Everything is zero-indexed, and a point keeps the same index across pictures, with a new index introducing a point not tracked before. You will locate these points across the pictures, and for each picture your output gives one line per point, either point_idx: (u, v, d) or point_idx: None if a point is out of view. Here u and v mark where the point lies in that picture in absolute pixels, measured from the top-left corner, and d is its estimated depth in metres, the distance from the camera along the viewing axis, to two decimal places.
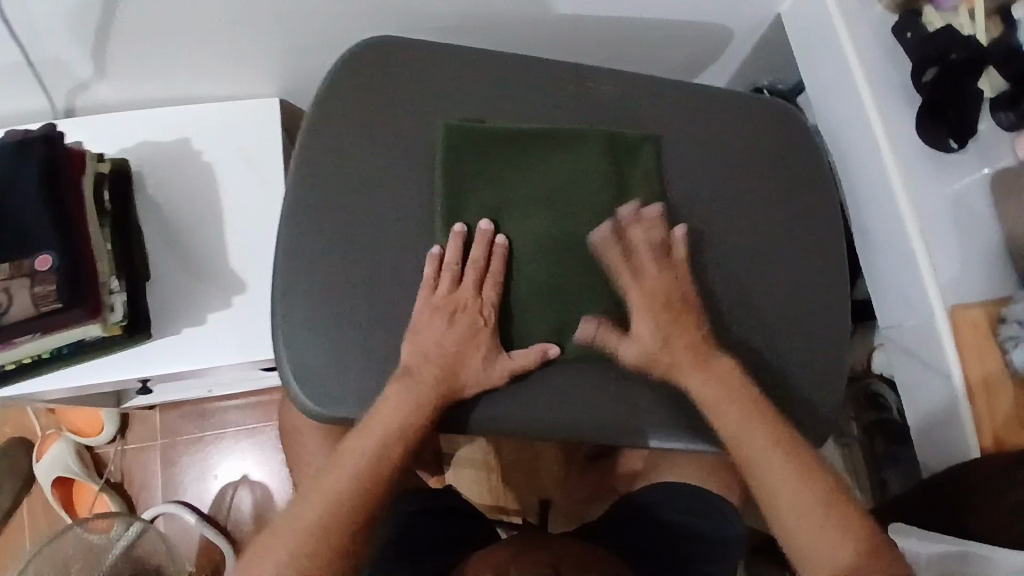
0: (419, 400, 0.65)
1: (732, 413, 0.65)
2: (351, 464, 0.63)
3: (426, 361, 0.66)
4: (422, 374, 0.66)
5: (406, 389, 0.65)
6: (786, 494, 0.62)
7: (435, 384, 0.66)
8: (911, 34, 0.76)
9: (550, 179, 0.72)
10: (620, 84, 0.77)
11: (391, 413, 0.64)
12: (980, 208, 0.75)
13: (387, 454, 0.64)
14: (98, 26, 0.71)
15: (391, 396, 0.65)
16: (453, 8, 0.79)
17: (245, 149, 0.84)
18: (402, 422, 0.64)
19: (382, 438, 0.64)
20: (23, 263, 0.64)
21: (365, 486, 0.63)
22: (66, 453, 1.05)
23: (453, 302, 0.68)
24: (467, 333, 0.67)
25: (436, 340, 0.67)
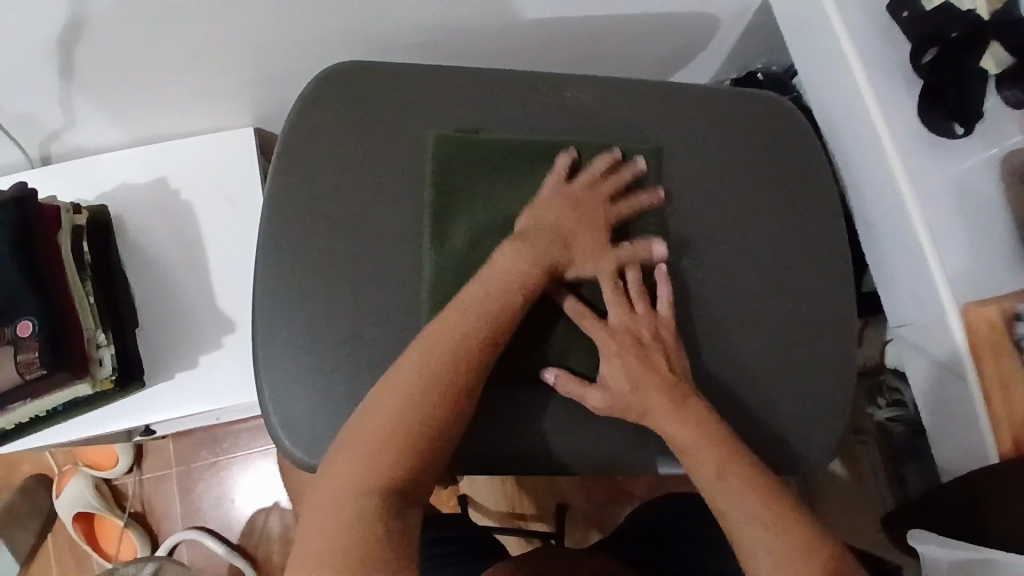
0: (536, 259, 0.63)
1: (707, 450, 0.62)
2: (471, 310, 0.60)
3: (541, 231, 0.64)
4: (533, 240, 0.64)
5: (525, 252, 0.63)
6: (757, 532, 0.59)
7: (547, 249, 0.63)
8: (908, 12, 0.71)
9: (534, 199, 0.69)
10: (600, 92, 0.73)
11: (495, 282, 0.61)
12: (987, 191, 0.71)
13: (490, 325, 0.60)
14: (57, 78, 0.69)
15: (500, 264, 0.62)
16: (419, 25, 0.76)
17: (223, 184, 0.82)
18: (521, 274, 0.62)
19: (483, 309, 0.60)
20: (5, 330, 0.64)
21: (469, 347, 0.58)
22: (84, 489, 1.07)
23: (579, 192, 0.66)
24: (595, 213, 0.66)
25: (556, 217, 0.65)
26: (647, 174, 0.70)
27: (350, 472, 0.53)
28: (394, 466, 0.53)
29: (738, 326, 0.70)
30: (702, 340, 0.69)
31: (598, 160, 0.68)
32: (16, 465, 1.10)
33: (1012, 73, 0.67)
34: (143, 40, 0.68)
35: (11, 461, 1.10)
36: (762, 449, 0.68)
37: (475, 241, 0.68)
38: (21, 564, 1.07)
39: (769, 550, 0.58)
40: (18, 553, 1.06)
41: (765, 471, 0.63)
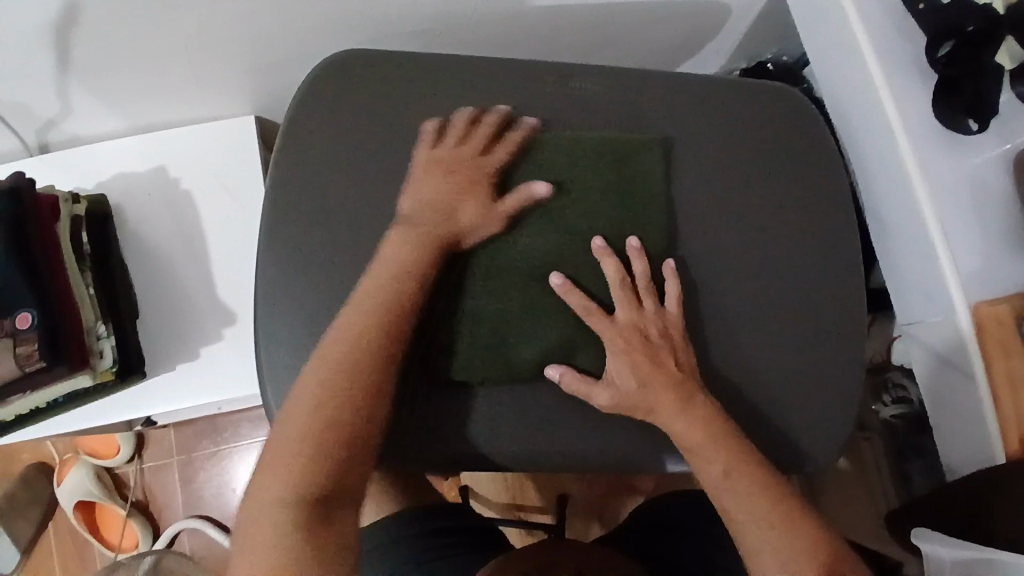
0: (422, 239, 0.63)
1: (714, 449, 0.61)
2: (369, 302, 0.61)
3: (425, 209, 0.64)
4: (418, 222, 0.64)
5: (410, 233, 0.63)
6: (761, 529, 0.60)
7: (434, 228, 0.63)
8: (925, 4, 0.69)
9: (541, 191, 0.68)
10: (608, 83, 0.71)
11: (387, 269, 0.62)
12: (998, 189, 0.69)
13: (387, 309, 0.60)
14: (54, 65, 0.68)
15: (390, 251, 0.63)
16: (424, 12, 0.74)
17: (224, 174, 0.81)
18: (411, 257, 0.62)
19: (376, 300, 0.60)
20: (4, 323, 0.62)
21: (371, 333, 0.59)
22: (85, 477, 1.07)
23: (456, 158, 0.66)
24: (470, 176, 0.66)
25: (437, 192, 0.65)
26: (655, 168, 0.69)
27: (277, 477, 0.54)
28: (317, 460, 0.55)
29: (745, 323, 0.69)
30: (709, 336, 0.68)
31: (458, 118, 0.68)
32: (17, 453, 1.10)
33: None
34: (140, 26, 0.66)
35: (12, 450, 1.09)
36: (769, 447, 0.67)
37: None
38: (23, 553, 1.07)
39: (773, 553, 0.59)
40: (19, 541, 1.06)
41: (769, 468, 0.63)
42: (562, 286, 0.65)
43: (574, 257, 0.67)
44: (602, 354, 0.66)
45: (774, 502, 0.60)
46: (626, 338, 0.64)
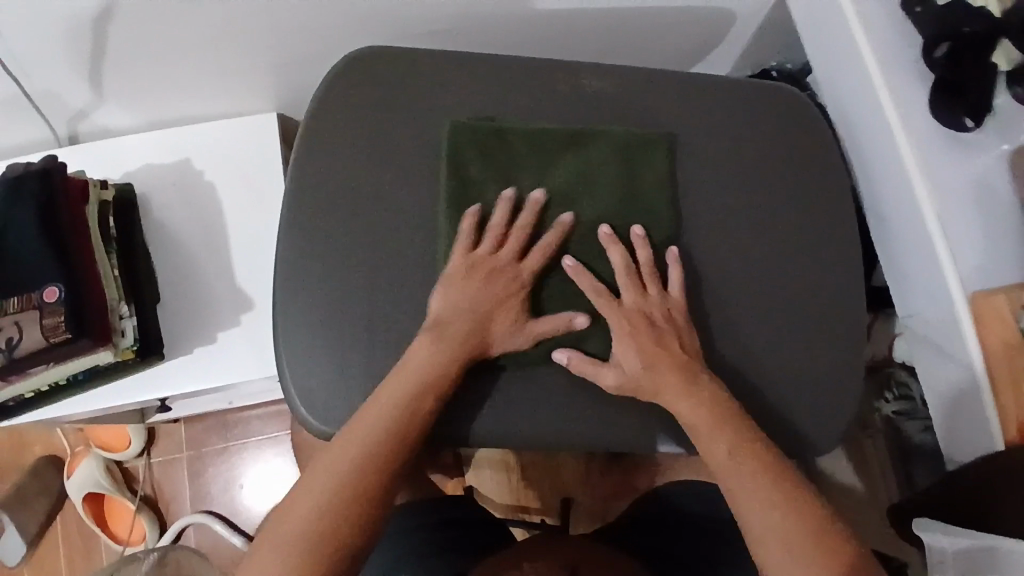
0: (451, 352, 0.64)
1: (717, 433, 0.63)
2: (387, 412, 0.62)
3: (455, 317, 0.65)
4: (448, 331, 0.65)
5: (432, 347, 0.64)
6: (763, 511, 0.60)
7: (464, 341, 0.65)
8: (922, 7, 0.72)
9: (554, 178, 0.70)
10: (615, 81, 0.74)
11: (400, 386, 0.63)
12: (999, 186, 0.71)
13: (396, 427, 0.62)
14: (88, 55, 0.71)
15: (404, 369, 0.63)
16: (440, 13, 0.78)
17: (244, 166, 0.84)
18: (433, 373, 0.63)
19: (387, 427, 0.61)
20: (31, 295, 0.64)
21: (386, 450, 0.61)
22: (95, 469, 1.08)
23: (490, 263, 0.67)
24: (505, 284, 0.67)
25: (467, 297, 0.66)
26: (659, 161, 0.72)
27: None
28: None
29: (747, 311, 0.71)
30: (713, 323, 0.70)
31: (498, 213, 0.69)
32: (29, 444, 1.11)
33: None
34: (172, 19, 0.70)
35: (24, 441, 1.11)
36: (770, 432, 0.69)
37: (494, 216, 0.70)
38: (30, 543, 1.08)
39: (775, 531, 0.59)
40: (27, 532, 1.07)
41: (776, 455, 0.64)
42: (571, 268, 0.68)
43: (580, 245, 0.69)
44: (608, 339, 0.68)
45: (777, 480, 0.62)
46: (632, 323, 0.66)
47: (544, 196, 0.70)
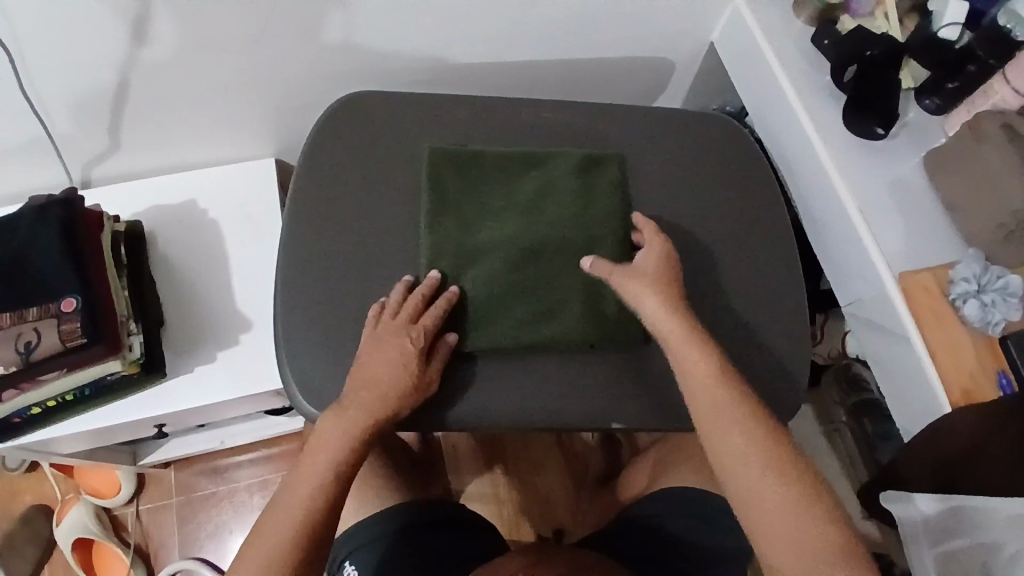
0: (358, 423, 0.68)
1: (697, 347, 0.67)
2: (301, 488, 0.65)
3: (358, 392, 0.70)
4: (350, 405, 0.69)
5: (337, 423, 0.68)
6: (742, 434, 0.63)
7: (369, 409, 0.69)
8: (829, 40, 0.85)
9: (521, 193, 0.80)
10: (573, 113, 0.86)
11: (309, 474, 0.65)
12: (916, 185, 0.81)
13: (314, 502, 0.64)
14: (112, 103, 0.81)
15: (313, 458, 0.67)
16: (421, 65, 0.90)
17: (245, 203, 0.92)
18: (344, 444, 0.67)
19: (302, 503, 0.64)
20: (51, 306, 0.71)
21: (303, 526, 0.63)
22: (85, 515, 1.08)
23: (387, 334, 0.72)
24: (401, 351, 0.71)
25: (369, 371, 0.70)
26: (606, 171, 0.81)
27: None
28: None
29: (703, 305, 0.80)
30: None
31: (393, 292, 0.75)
32: (18, 493, 1.11)
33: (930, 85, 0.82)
34: (189, 72, 0.80)
35: (14, 491, 1.11)
36: None
37: (468, 224, 0.79)
38: None
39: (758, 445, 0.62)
40: None
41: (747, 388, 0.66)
42: (643, 221, 0.79)
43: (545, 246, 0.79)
44: (583, 330, 0.76)
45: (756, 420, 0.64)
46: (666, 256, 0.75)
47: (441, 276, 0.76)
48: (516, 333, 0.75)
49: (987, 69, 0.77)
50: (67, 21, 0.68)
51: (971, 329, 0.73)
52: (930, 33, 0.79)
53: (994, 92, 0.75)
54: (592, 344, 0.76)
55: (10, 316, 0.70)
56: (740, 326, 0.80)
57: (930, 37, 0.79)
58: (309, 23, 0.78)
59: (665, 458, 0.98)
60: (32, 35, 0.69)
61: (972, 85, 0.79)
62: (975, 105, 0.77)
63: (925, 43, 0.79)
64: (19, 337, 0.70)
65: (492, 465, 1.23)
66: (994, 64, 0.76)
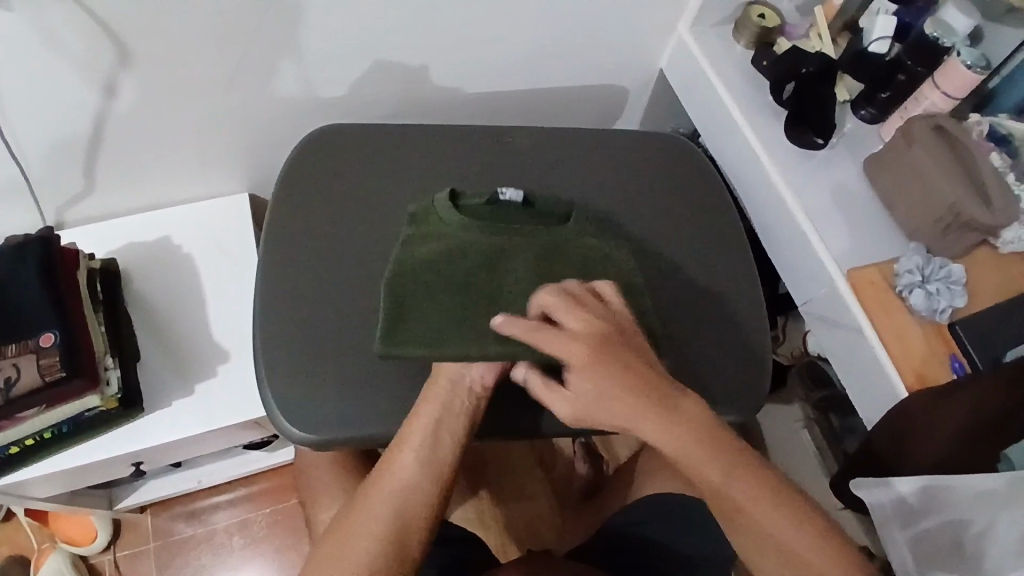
0: (451, 409, 0.68)
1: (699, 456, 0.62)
2: (398, 469, 0.66)
3: (446, 391, 0.69)
4: (440, 393, 0.69)
5: (435, 409, 0.68)
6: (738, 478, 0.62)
7: (458, 397, 0.69)
8: (767, 61, 0.93)
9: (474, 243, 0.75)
10: (533, 138, 0.91)
11: (401, 464, 0.66)
12: (856, 188, 0.88)
13: (415, 479, 0.65)
14: (87, 145, 0.83)
15: (403, 448, 0.67)
16: (389, 99, 0.95)
17: (219, 237, 0.94)
18: (439, 425, 0.68)
19: (404, 481, 0.65)
20: (29, 341, 0.71)
21: (409, 501, 0.65)
22: (61, 565, 1.05)
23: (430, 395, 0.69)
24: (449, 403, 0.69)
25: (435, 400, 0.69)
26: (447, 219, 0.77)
27: None
28: None
29: (674, 310, 0.84)
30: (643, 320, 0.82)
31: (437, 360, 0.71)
32: None
33: (864, 96, 0.90)
34: (165, 114, 0.83)
35: None
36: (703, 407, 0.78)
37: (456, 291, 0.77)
38: None
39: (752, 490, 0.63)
40: None
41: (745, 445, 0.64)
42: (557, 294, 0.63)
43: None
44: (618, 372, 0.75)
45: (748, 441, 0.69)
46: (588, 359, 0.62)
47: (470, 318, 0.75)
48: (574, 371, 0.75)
49: (916, 78, 0.84)
50: (47, 66, 0.71)
51: (917, 317, 0.78)
52: (860, 48, 0.88)
53: (924, 97, 0.82)
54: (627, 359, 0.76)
55: None
56: (709, 331, 0.84)
57: (858, 53, 0.87)
58: (284, 63, 0.82)
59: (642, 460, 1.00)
60: (11, 79, 0.71)
61: (902, 94, 0.86)
62: (907, 111, 0.85)
63: (855, 58, 0.87)
64: None
65: (477, 489, 1.23)
66: (921, 73, 0.83)
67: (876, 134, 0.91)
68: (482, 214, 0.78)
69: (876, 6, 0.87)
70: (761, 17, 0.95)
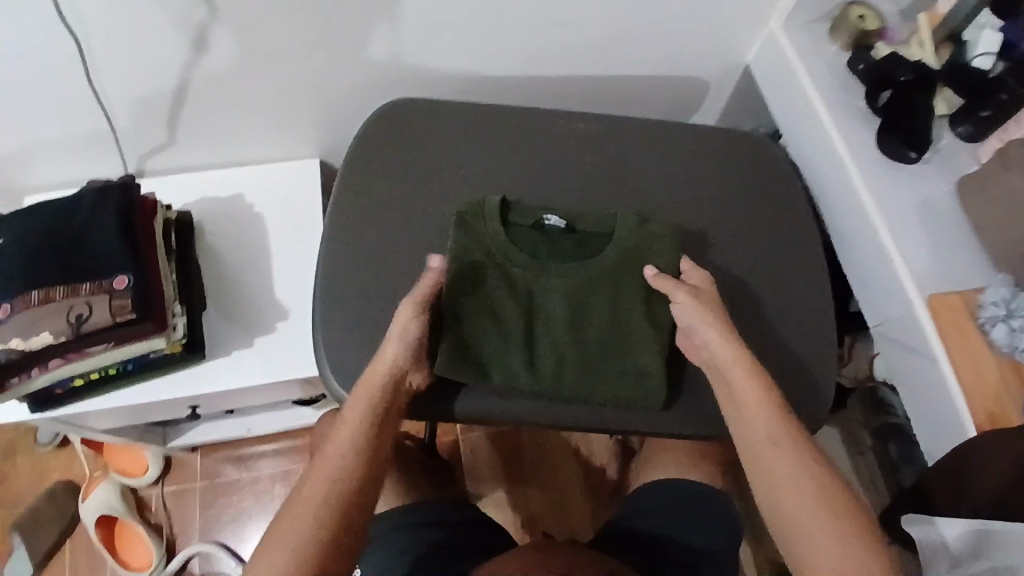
0: (378, 395, 0.72)
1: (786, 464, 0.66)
2: (334, 453, 0.69)
3: (382, 375, 0.72)
4: (369, 380, 0.72)
5: (363, 395, 0.71)
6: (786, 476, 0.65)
7: (385, 382, 0.72)
8: (863, 64, 0.87)
9: (518, 262, 0.79)
10: (605, 126, 0.89)
11: (334, 449, 0.69)
12: (947, 210, 0.82)
13: (347, 461, 0.68)
14: (171, 101, 0.86)
15: (337, 435, 0.70)
16: (463, 75, 0.94)
17: (288, 198, 0.96)
18: (368, 409, 0.71)
19: (338, 463, 0.68)
20: (102, 282, 0.74)
21: (346, 481, 0.68)
22: (110, 495, 1.12)
23: (373, 387, 0.72)
24: (391, 390, 0.72)
25: (372, 384, 0.72)
26: (495, 231, 0.79)
27: None
28: None
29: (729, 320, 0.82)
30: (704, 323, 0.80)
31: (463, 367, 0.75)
32: (44, 472, 1.21)
33: (962, 112, 0.83)
34: (244, 76, 0.85)
35: (43, 467, 1.21)
36: None
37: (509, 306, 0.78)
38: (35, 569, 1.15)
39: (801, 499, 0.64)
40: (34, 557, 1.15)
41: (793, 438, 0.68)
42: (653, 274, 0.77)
43: (573, 363, 0.77)
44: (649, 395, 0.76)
45: (794, 439, 0.67)
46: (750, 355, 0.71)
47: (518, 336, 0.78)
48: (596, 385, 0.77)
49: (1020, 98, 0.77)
50: (137, 26, 0.74)
51: (999, 353, 0.72)
52: (962, 61, 0.81)
53: None
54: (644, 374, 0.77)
55: (63, 290, 0.74)
56: (759, 345, 0.81)
57: (961, 64, 0.81)
58: (361, 31, 0.82)
59: (653, 454, 0.98)
60: (101, 32, 0.74)
61: (1006, 113, 0.79)
62: (1007, 134, 0.78)
63: (955, 70, 0.81)
64: (71, 309, 0.73)
65: (512, 470, 1.25)
66: None
67: (972, 152, 0.85)
68: (529, 235, 0.81)
69: (983, 19, 0.81)
70: (861, 19, 0.89)
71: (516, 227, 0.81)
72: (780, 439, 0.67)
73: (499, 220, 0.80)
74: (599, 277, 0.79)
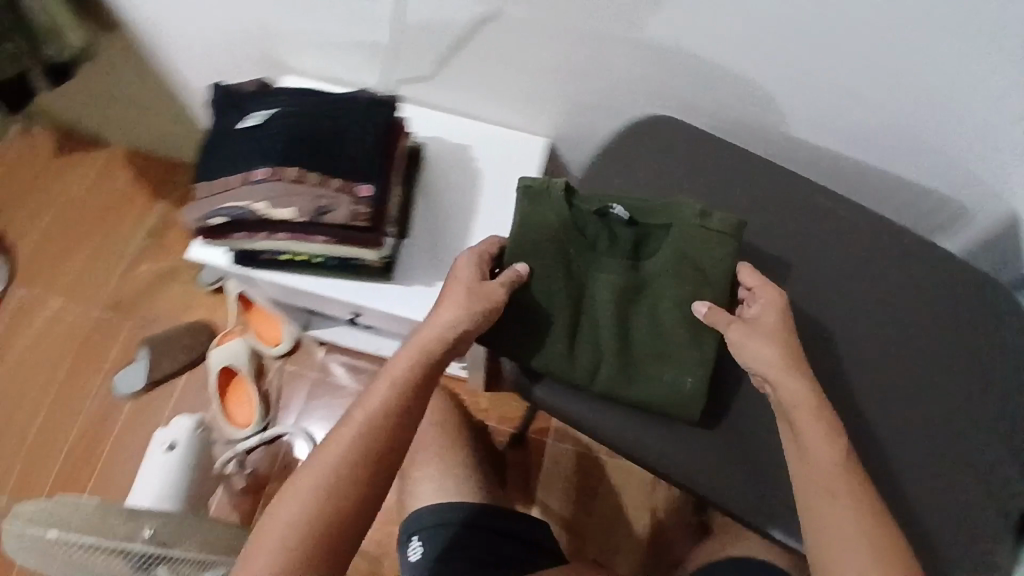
0: (427, 355, 0.71)
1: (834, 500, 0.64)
2: (370, 404, 0.68)
3: (437, 334, 0.71)
4: (420, 338, 0.71)
5: (410, 353, 0.71)
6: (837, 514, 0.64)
7: (436, 344, 0.71)
8: None
9: (578, 243, 0.79)
10: (847, 214, 0.85)
11: (371, 400, 0.68)
12: None
13: (382, 415, 0.67)
14: (439, 34, 0.89)
15: (375, 388, 0.69)
16: (721, 112, 0.92)
17: (511, 167, 0.99)
18: (411, 368, 0.70)
19: (373, 414, 0.67)
20: (351, 184, 0.79)
21: (378, 437, 0.66)
22: (239, 351, 1.22)
23: (426, 343, 0.71)
24: (444, 350, 0.72)
25: (427, 342, 0.71)
26: (560, 210, 0.78)
27: (270, 548, 0.61)
28: (314, 540, 0.61)
29: (877, 456, 0.75)
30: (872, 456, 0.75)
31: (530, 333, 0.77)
32: (192, 306, 1.35)
33: None
34: (512, 35, 0.87)
35: (193, 301, 1.35)
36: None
37: (562, 279, 0.78)
38: (148, 383, 1.28)
39: None
40: (152, 372, 1.28)
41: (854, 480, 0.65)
42: (705, 311, 0.75)
43: (613, 360, 0.77)
44: (686, 406, 0.76)
45: (853, 488, 0.65)
46: (810, 393, 0.68)
47: (568, 311, 0.78)
48: (624, 378, 0.77)
49: None
50: None
51: None
52: None
53: None
54: (684, 380, 0.76)
55: (316, 177, 0.77)
56: (902, 496, 0.74)
57: None
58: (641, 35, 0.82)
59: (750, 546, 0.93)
60: None
61: None
62: None
63: None
64: (318, 199, 0.78)
65: (586, 485, 1.27)
66: None
67: None
68: (590, 221, 0.79)
69: None
70: None
71: (580, 215, 0.79)
72: (838, 491, 0.65)
73: (566, 201, 0.78)
74: (659, 273, 0.79)
